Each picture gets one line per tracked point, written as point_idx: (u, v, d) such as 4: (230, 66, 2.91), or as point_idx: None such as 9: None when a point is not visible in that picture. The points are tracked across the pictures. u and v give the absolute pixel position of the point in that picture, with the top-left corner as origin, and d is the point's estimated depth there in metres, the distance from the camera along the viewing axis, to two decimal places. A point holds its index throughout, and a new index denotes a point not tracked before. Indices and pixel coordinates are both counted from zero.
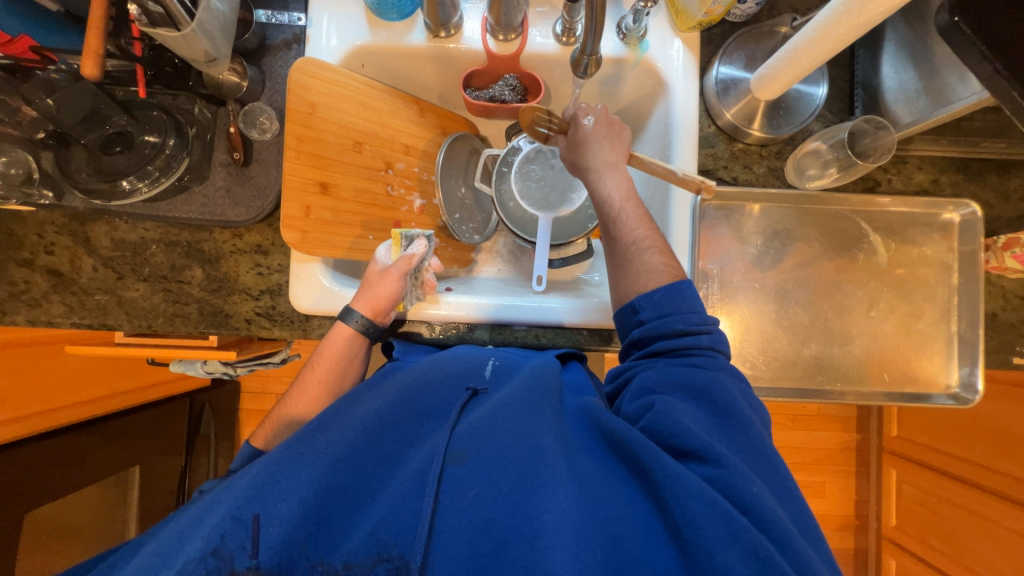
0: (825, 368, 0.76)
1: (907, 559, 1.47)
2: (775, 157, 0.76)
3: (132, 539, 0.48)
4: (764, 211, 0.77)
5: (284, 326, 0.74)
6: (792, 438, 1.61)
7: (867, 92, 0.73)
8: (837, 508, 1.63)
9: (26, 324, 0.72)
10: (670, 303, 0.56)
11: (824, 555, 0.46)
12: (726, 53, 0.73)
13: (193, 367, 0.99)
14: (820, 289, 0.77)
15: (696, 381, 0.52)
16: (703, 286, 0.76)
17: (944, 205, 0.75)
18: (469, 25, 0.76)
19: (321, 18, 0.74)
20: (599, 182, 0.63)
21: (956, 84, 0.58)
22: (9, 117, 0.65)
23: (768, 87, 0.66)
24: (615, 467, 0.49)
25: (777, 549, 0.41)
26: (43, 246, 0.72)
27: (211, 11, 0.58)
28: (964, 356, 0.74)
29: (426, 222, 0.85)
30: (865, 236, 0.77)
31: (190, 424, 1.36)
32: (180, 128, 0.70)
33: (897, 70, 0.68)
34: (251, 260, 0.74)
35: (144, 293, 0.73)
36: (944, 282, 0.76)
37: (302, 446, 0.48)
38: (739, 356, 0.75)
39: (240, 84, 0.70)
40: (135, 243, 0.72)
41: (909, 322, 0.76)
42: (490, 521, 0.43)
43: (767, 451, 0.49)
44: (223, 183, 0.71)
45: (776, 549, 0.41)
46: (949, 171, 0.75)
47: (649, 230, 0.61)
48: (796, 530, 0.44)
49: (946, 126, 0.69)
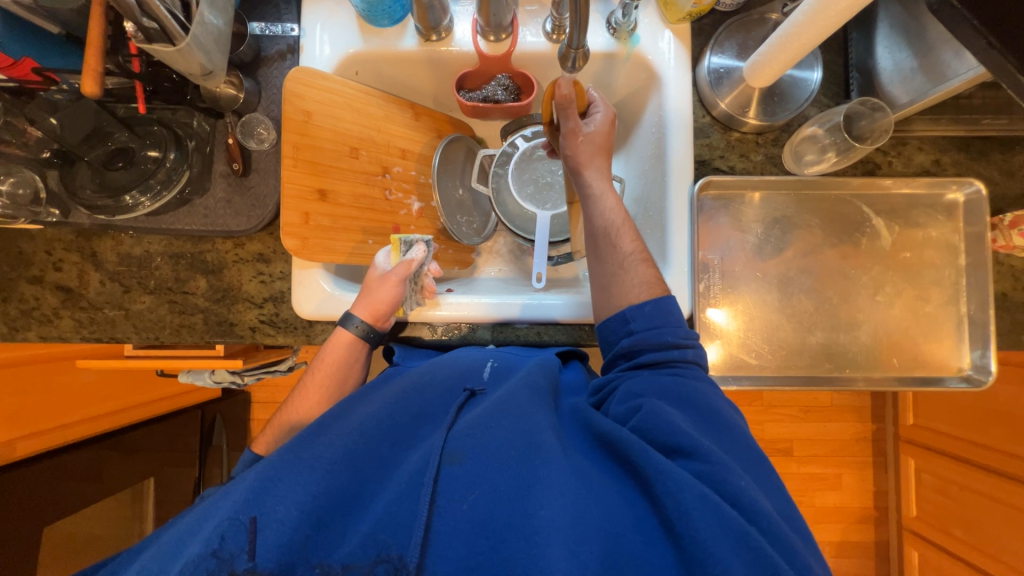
0: (833, 356, 0.75)
1: (929, 550, 1.44)
2: (772, 144, 0.76)
3: (134, 545, 0.48)
4: (764, 199, 0.76)
5: (288, 333, 0.75)
6: (806, 430, 1.58)
7: (862, 75, 0.72)
8: (855, 500, 1.60)
9: (38, 340, 0.73)
10: (660, 316, 0.58)
11: (814, 548, 0.46)
12: (717, 43, 0.74)
13: (201, 378, 1.00)
14: (824, 276, 0.76)
15: (683, 389, 0.53)
16: (704, 277, 0.75)
17: (947, 185, 0.73)
18: (459, 27, 0.77)
19: (314, 28, 0.75)
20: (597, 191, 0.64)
21: (952, 60, 0.58)
22: (15, 138, 0.66)
23: (761, 74, 0.65)
24: (608, 465, 0.48)
25: (767, 540, 0.41)
26: (52, 263, 0.73)
27: (205, 25, 0.59)
28: (975, 338, 0.73)
29: (425, 225, 0.86)
30: (867, 220, 0.76)
31: (203, 436, 1.37)
32: (180, 142, 0.71)
33: (891, 52, 0.68)
34: (253, 269, 0.75)
35: (150, 305, 0.74)
36: (950, 263, 0.75)
37: (300, 450, 0.48)
38: (744, 346, 0.75)
39: (236, 96, 0.71)
40: (141, 256, 0.74)
41: (917, 304, 0.75)
42: (487, 520, 0.43)
43: (751, 448, 0.51)
44: (223, 194, 0.73)
45: (767, 541, 0.41)
46: (952, 151, 0.74)
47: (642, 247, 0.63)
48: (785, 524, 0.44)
49: (944, 105, 0.69)
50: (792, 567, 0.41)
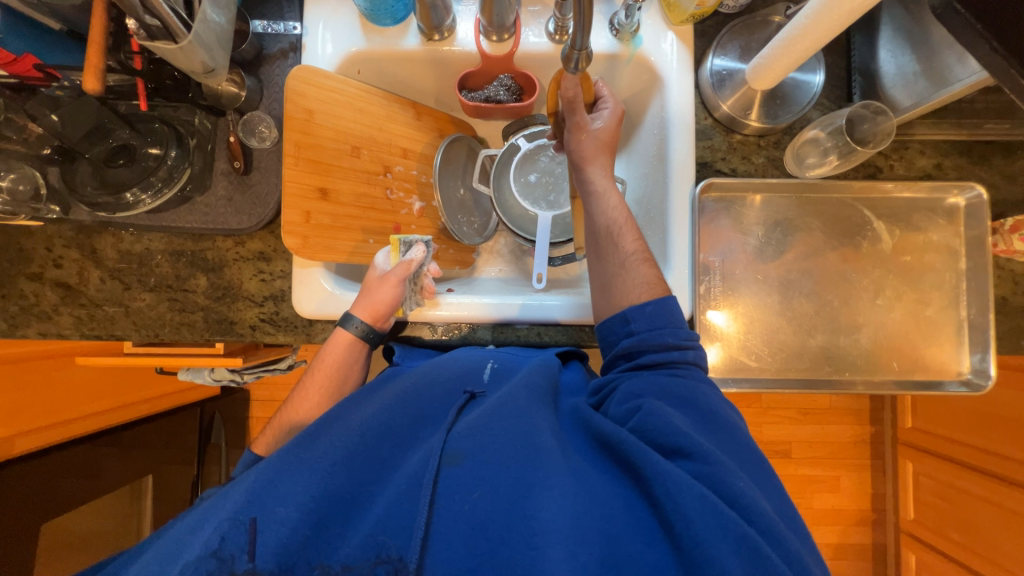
0: (833, 359, 0.75)
1: (926, 553, 1.44)
2: (774, 146, 0.76)
3: (133, 547, 0.48)
4: (765, 201, 0.76)
5: (288, 331, 0.75)
6: (804, 432, 1.58)
7: (865, 79, 0.72)
8: (853, 502, 1.60)
9: (38, 337, 0.73)
10: (661, 317, 0.58)
11: (812, 549, 0.46)
12: (719, 45, 0.74)
13: (201, 376, 1.00)
14: (825, 279, 0.76)
15: (683, 389, 0.53)
16: (705, 279, 0.75)
17: (948, 189, 0.73)
18: (462, 27, 0.76)
19: (316, 26, 0.75)
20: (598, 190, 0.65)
21: (955, 65, 0.58)
22: (16, 134, 0.66)
23: (763, 77, 0.66)
24: (608, 467, 0.48)
25: (766, 541, 0.41)
26: (51, 260, 0.73)
27: (207, 22, 0.59)
28: (975, 342, 0.73)
29: (426, 225, 0.85)
30: (868, 223, 0.76)
31: (202, 433, 1.37)
32: (181, 139, 0.71)
33: (894, 55, 0.68)
34: (254, 267, 0.75)
35: (150, 302, 0.74)
36: (951, 267, 0.75)
37: (300, 450, 0.48)
38: (744, 348, 0.75)
39: (238, 93, 0.71)
40: (141, 254, 0.74)
41: (917, 308, 0.75)
42: (487, 520, 0.43)
43: (750, 449, 0.51)
44: (224, 192, 0.73)
45: (765, 541, 0.41)
46: (953, 155, 0.74)
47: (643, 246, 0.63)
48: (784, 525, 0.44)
49: (946, 109, 0.69)
50: (791, 569, 0.41)
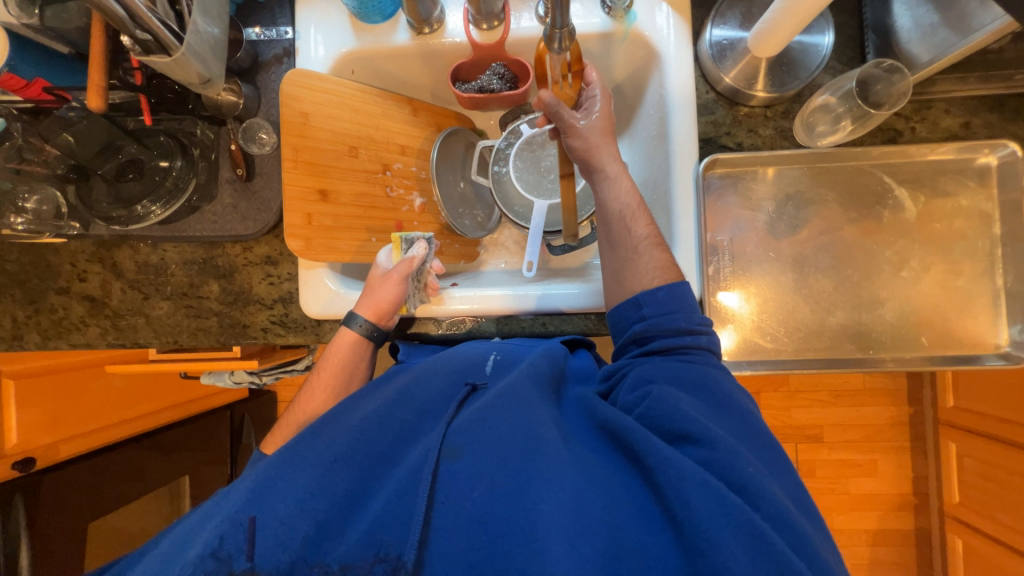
0: (856, 336, 0.71)
1: (974, 537, 1.37)
2: (782, 116, 0.72)
3: (139, 547, 0.50)
4: (777, 174, 0.73)
5: (298, 332, 0.77)
6: (836, 415, 1.52)
7: (878, 35, 0.67)
8: (892, 487, 1.53)
9: (69, 347, 0.77)
10: (673, 301, 0.56)
11: (827, 536, 0.45)
12: (719, 14, 0.70)
13: (223, 380, 1.04)
14: (844, 253, 0.72)
15: (693, 374, 0.51)
16: (714, 260, 0.72)
17: (978, 148, 0.68)
18: (452, 18, 0.76)
19: (308, 29, 0.76)
20: (605, 182, 0.64)
21: (977, 10, 0.54)
22: (36, 156, 0.68)
23: (765, 44, 0.62)
24: (612, 455, 0.47)
25: (773, 528, 0.40)
26: (76, 274, 0.77)
27: (199, 33, 0.60)
28: (1013, 312, 0.68)
29: (428, 221, 0.86)
30: (889, 191, 0.71)
31: (234, 434, 1.43)
32: (185, 150, 0.73)
33: (910, 7, 0.63)
34: (262, 271, 0.77)
35: (168, 311, 0.77)
36: (984, 233, 0.70)
37: (301, 449, 0.49)
38: (758, 329, 0.72)
39: (237, 101, 0.72)
40: (157, 264, 0.77)
41: (947, 278, 0.70)
42: (485, 514, 0.43)
43: (762, 434, 0.49)
44: (229, 200, 0.75)
45: (771, 528, 0.40)
46: (982, 111, 0.69)
47: (650, 229, 0.62)
48: (796, 510, 0.43)
49: (971, 62, 0.63)
50: (801, 555, 0.39)
